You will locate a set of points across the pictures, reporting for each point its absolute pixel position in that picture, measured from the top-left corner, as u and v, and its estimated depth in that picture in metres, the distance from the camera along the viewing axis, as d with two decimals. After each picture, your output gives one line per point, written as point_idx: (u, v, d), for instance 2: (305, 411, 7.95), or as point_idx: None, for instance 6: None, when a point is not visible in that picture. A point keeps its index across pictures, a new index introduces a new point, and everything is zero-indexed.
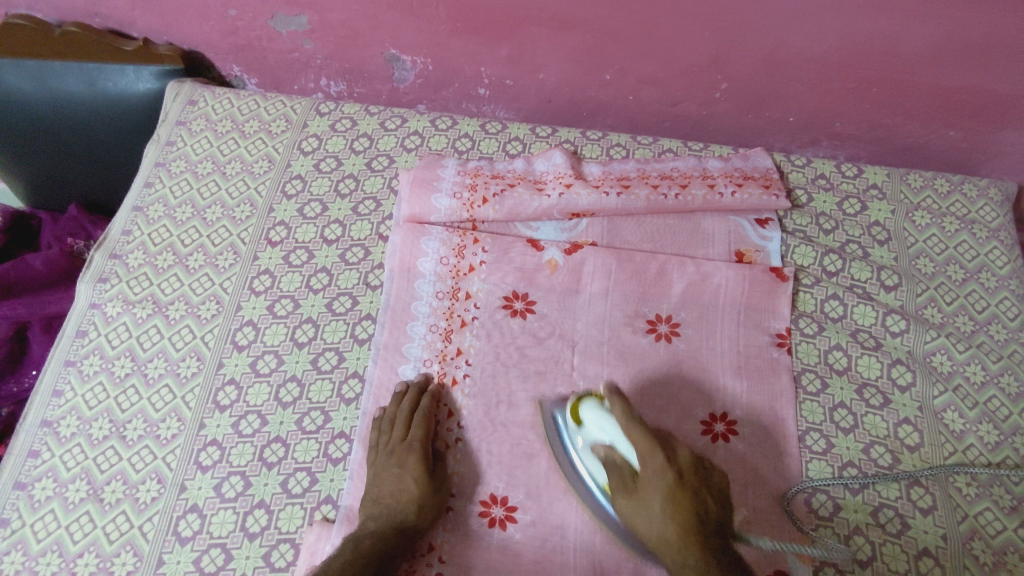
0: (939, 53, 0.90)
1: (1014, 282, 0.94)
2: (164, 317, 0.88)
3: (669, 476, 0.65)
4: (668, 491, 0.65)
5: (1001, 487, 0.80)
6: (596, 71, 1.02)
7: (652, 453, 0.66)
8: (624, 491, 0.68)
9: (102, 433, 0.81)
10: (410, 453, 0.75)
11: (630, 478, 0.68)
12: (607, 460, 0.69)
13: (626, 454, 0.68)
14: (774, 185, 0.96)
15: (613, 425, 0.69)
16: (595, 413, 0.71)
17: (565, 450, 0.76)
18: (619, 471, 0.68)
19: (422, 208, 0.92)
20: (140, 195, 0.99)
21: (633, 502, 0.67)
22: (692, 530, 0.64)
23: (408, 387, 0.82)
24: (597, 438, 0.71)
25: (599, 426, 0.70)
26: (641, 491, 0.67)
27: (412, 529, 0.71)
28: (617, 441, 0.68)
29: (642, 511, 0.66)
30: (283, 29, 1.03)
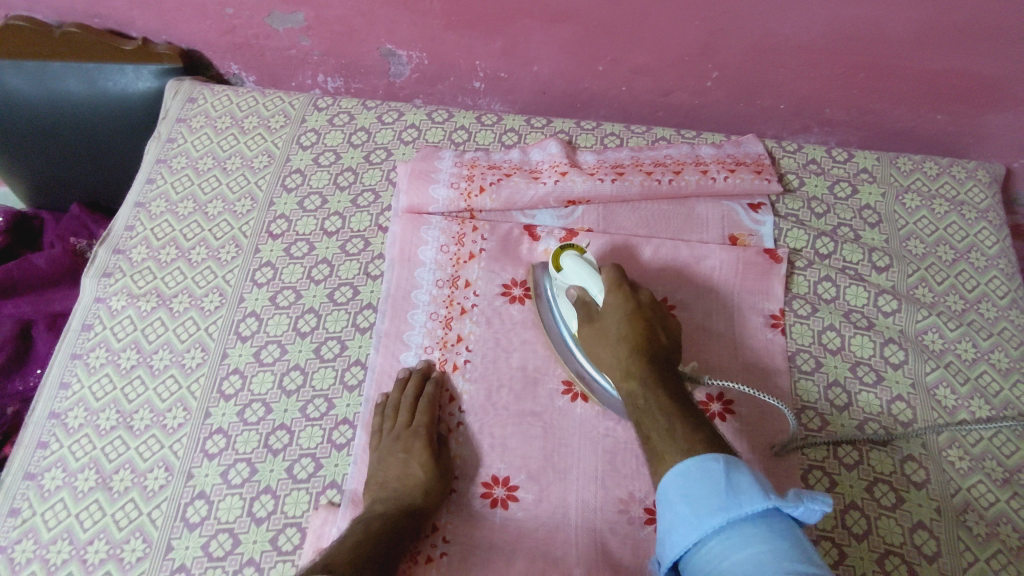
0: (925, 37, 0.92)
1: (1003, 262, 0.95)
2: (168, 309, 0.90)
3: (628, 308, 0.75)
4: (626, 319, 0.74)
5: (993, 460, 0.81)
6: (589, 63, 1.04)
7: (616, 289, 0.77)
8: (588, 322, 0.78)
9: (110, 424, 0.82)
10: (416, 439, 0.77)
11: (595, 312, 0.78)
12: (578, 299, 0.79)
13: (595, 294, 0.78)
14: (765, 171, 0.98)
15: (586, 269, 0.79)
16: (572, 261, 0.80)
17: (548, 307, 0.85)
18: (586, 307, 0.79)
19: (420, 198, 0.93)
20: (142, 192, 1.01)
21: (595, 329, 0.77)
22: (641, 350, 0.71)
23: (411, 372, 0.83)
24: (571, 281, 0.81)
25: (575, 271, 0.80)
26: (602, 321, 0.76)
27: (420, 512, 0.73)
28: (588, 284, 0.79)
29: (602, 335, 0.76)
30: (279, 26, 1.05)
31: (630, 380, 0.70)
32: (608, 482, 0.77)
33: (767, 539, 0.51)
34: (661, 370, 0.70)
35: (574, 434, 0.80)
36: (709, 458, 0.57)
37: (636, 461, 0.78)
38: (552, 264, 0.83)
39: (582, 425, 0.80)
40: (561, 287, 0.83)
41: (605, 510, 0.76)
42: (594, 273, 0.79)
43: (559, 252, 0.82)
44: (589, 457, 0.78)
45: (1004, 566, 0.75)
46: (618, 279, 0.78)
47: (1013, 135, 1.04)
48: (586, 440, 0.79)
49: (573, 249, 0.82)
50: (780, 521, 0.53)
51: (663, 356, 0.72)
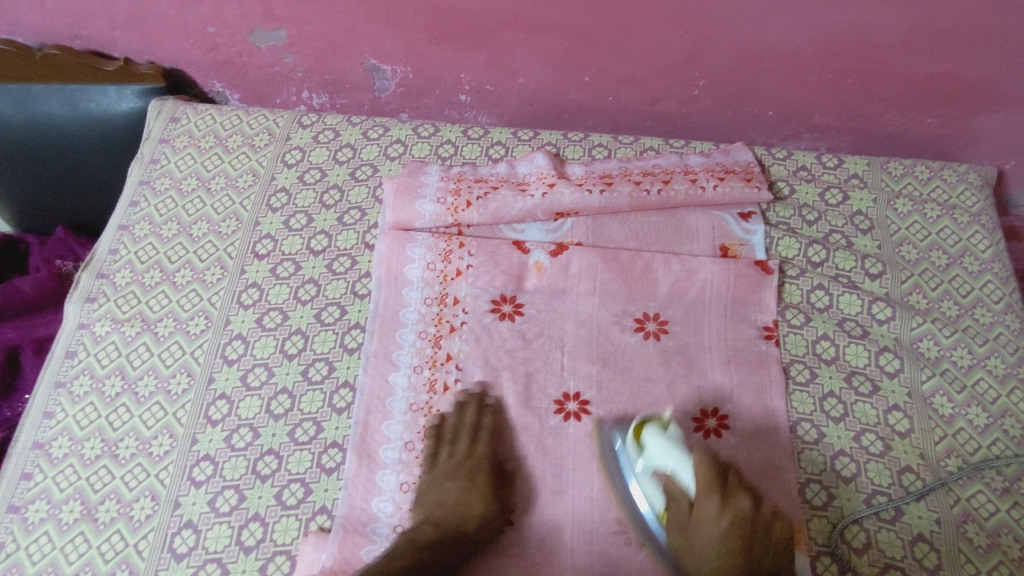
0: (913, 40, 0.91)
1: (997, 265, 0.95)
2: (153, 334, 0.89)
3: (725, 522, 0.66)
4: (723, 533, 0.66)
5: (992, 469, 0.80)
6: (575, 74, 1.03)
7: (709, 492, 0.68)
8: (680, 527, 0.70)
9: (95, 453, 0.81)
10: (479, 470, 0.76)
11: (687, 510, 0.70)
12: (668, 489, 0.71)
13: (687, 484, 0.70)
14: (755, 178, 0.97)
15: (675, 453, 0.72)
16: (660, 440, 0.73)
17: (619, 477, 0.77)
18: (677, 502, 0.71)
19: (407, 214, 0.92)
20: (125, 214, 0.99)
21: (688, 535, 0.69)
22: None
23: (467, 397, 0.82)
24: (658, 464, 0.73)
25: (662, 452, 0.72)
26: (695, 530, 0.68)
27: (472, 539, 0.72)
28: (679, 470, 0.71)
29: (693, 548, 0.68)
30: (262, 43, 1.04)
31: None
32: (603, 502, 0.76)
33: None
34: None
35: (567, 452, 0.79)
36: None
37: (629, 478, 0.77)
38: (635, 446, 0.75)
39: (575, 444, 0.79)
40: (642, 469, 0.75)
41: (601, 530, 0.75)
42: (685, 459, 0.71)
43: (642, 430, 0.75)
44: (584, 477, 0.77)
45: None
46: (714, 478, 0.68)
47: (1004, 137, 1.04)
48: (580, 459, 0.78)
49: (656, 424, 0.75)
50: None
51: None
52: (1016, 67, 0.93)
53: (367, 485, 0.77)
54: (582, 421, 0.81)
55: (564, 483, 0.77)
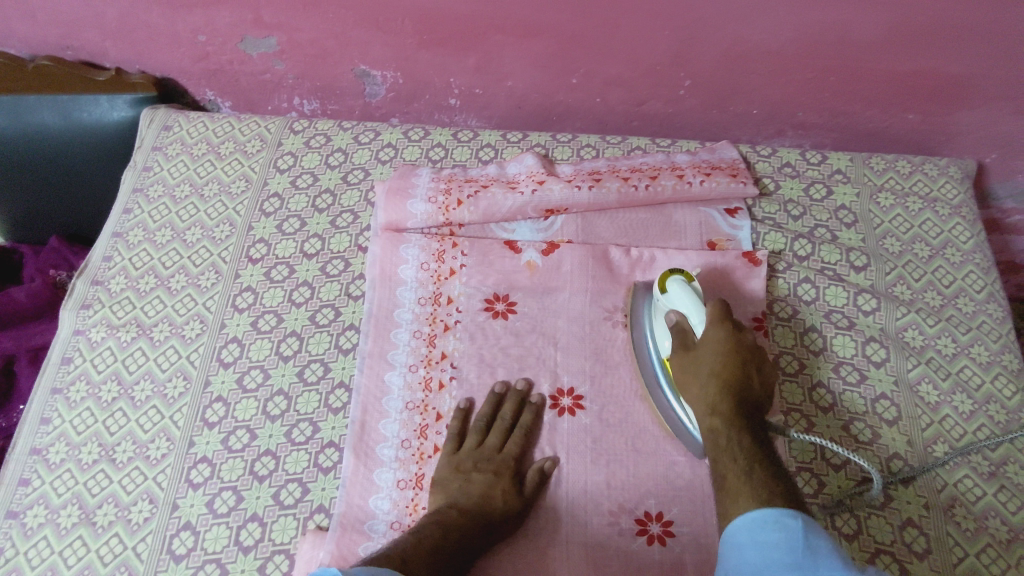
0: (890, 38, 0.94)
1: (978, 256, 0.97)
2: (149, 339, 0.89)
3: (727, 346, 0.74)
4: (722, 357, 0.73)
5: (978, 454, 0.82)
6: (562, 76, 1.05)
7: (720, 322, 0.75)
8: (682, 352, 0.77)
9: (92, 458, 0.82)
10: (507, 466, 0.77)
11: (692, 341, 0.77)
12: (678, 325, 0.78)
13: (695, 324, 0.77)
14: (740, 175, 0.98)
15: (692, 299, 0.78)
16: (680, 286, 0.79)
17: (641, 326, 0.85)
18: (683, 336, 0.78)
19: (399, 216, 0.94)
20: (119, 222, 1.00)
21: (687, 360, 0.76)
22: (734, 392, 0.71)
23: (507, 391, 0.83)
24: (675, 306, 0.80)
25: (681, 295, 0.79)
26: (697, 352, 0.75)
27: (492, 529, 0.72)
28: (691, 312, 0.77)
29: (692, 366, 0.75)
30: (253, 51, 1.06)
31: (713, 423, 0.70)
32: (598, 495, 0.77)
33: None
34: (746, 419, 0.70)
35: (561, 447, 0.80)
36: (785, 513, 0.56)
37: (622, 471, 0.78)
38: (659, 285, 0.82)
39: (570, 439, 0.80)
40: (661, 309, 0.82)
41: (595, 522, 0.76)
42: (699, 302, 0.78)
43: (666, 275, 0.82)
44: (579, 470, 0.79)
45: (993, 561, 0.75)
46: (725, 312, 0.76)
47: (983, 131, 1.06)
48: (575, 454, 0.80)
49: (682, 274, 0.82)
50: None
51: (752, 406, 0.72)
52: (991, 63, 0.95)
53: (364, 484, 0.78)
54: (576, 416, 0.82)
55: (559, 477, 0.78)
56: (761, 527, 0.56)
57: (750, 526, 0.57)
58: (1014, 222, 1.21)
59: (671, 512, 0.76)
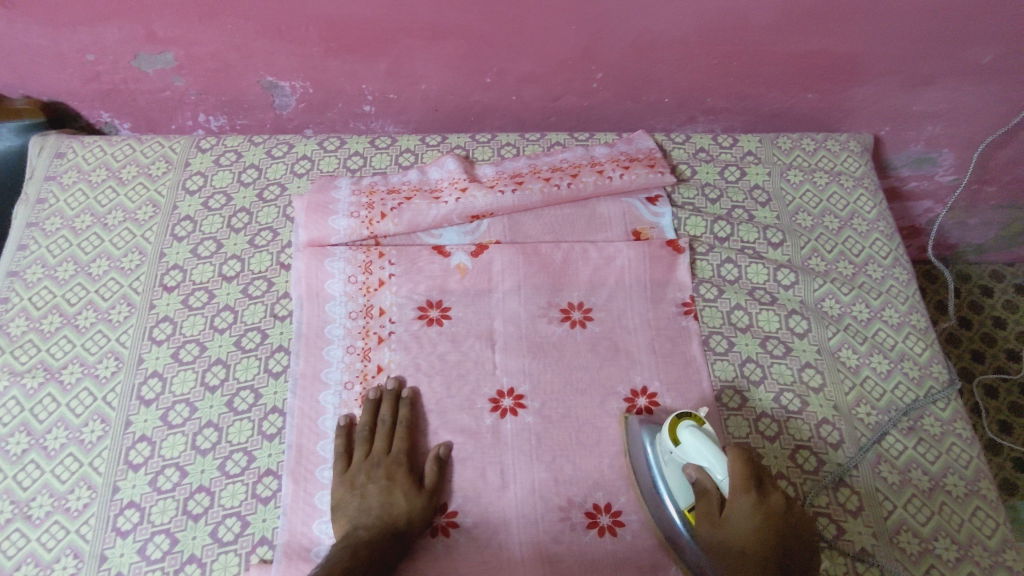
0: (787, 22, 0.98)
1: (882, 224, 1.02)
2: (59, 383, 0.83)
3: (759, 516, 0.65)
4: (755, 530, 0.65)
5: (898, 411, 0.86)
6: (476, 76, 1.04)
7: (744, 490, 0.66)
8: (709, 522, 0.68)
9: (4, 517, 0.75)
10: (398, 467, 0.77)
11: (718, 509, 0.68)
12: (699, 483, 0.69)
13: (720, 481, 0.68)
14: (658, 164, 1.00)
15: (709, 449, 0.68)
16: (694, 433, 0.70)
17: (647, 469, 0.75)
18: (706, 497, 0.69)
19: (321, 231, 0.91)
20: (14, 259, 0.93)
21: (719, 534, 0.67)
22: (776, 573, 0.64)
23: (383, 393, 0.82)
24: (691, 461, 0.70)
25: (694, 447, 0.69)
26: (727, 525, 0.67)
27: (403, 534, 0.72)
28: (713, 467, 0.68)
29: (722, 545, 0.66)
30: (148, 67, 1.00)
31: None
32: (547, 492, 0.77)
33: None
34: None
35: (506, 448, 0.80)
36: None
37: (568, 466, 0.79)
38: (669, 435, 0.73)
39: (515, 440, 0.80)
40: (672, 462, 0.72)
41: (546, 520, 0.76)
42: (718, 454, 0.68)
43: (677, 422, 0.72)
44: (526, 469, 0.78)
45: (919, 509, 0.80)
46: (750, 476, 0.66)
47: (877, 106, 1.12)
48: (521, 454, 0.79)
49: (691, 419, 0.73)
50: None
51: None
52: (879, 40, 1.01)
53: (307, 509, 0.76)
54: (518, 417, 0.82)
55: (506, 480, 0.78)
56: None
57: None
58: (911, 189, 1.29)
59: (619, 502, 0.77)
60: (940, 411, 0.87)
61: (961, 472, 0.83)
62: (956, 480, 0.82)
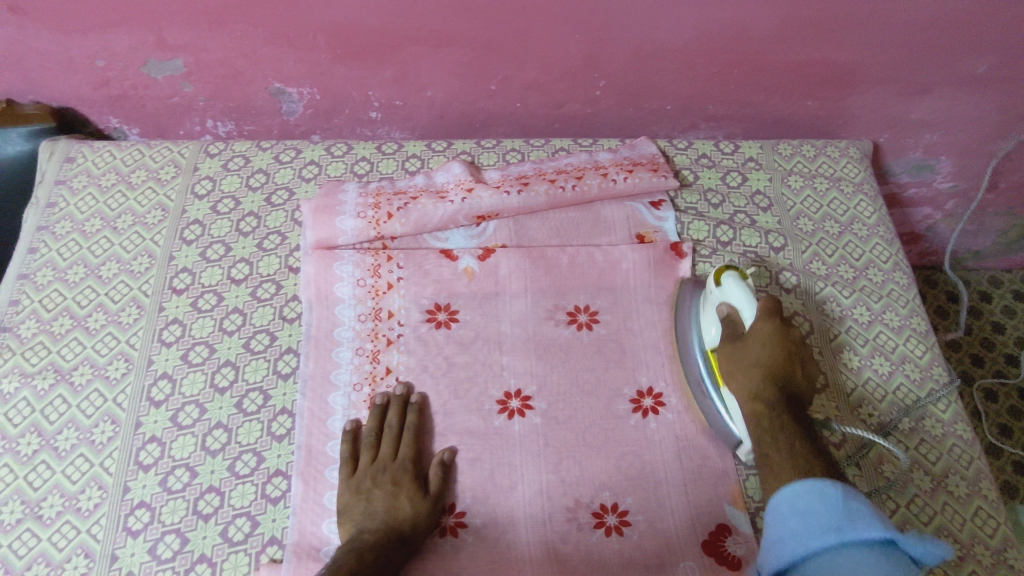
0: (786, 31, 1.00)
1: (882, 229, 1.04)
2: (69, 385, 0.84)
3: (776, 339, 0.77)
4: (768, 349, 0.77)
5: (900, 412, 0.88)
6: (481, 83, 1.06)
7: (768, 316, 0.78)
8: (730, 342, 0.80)
9: (15, 517, 0.76)
10: (404, 472, 0.77)
11: (740, 335, 0.80)
12: (725, 316, 0.82)
13: (745, 316, 0.80)
14: (661, 168, 1.02)
15: (744, 290, 0.81)
16: (733, 282, 0.83)
17: (689, 317, 0.89)
18: (732, 328, 0.81)
19: (328, 233, 0.92)
20: (24, 263, 0.94)
21: (738, 350, 0.79)
22: (778, 383, 0.76)
23: (390, 398, 0.82)
24: (727, 298, 0.82)
25: (732, 288, 0.82)
26: (747, 343, 0.79)
27: (408, 539, 0.72)
28: (741, 306, 0.81)
29: (739, 355, 0.79)
30: (158, 74, 1.02)
31: (757, 407, 0.75)
32: (555, 492, 0.78)
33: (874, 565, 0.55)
34: (792, 410, 0.75)
35: (514, 448, 0.80)
36: (825, 484, 0.62)
37: (575, 466, 0.80)
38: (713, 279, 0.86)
39: (522, 441, 0.81)
40: (711, 301, 0.85)
41: (554, 519, 0.76)
42: (749, 294, 0.81)
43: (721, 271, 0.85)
44: (533, 470, 0.79)
45: (922, 508, 0.81)
46: (775, 309, 0.79)
47: (875, 113, 1.14)
48: (529, 455, 0.80)
49: (734, 270, 0.85)
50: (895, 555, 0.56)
51: (795, 400, 0.76)
52: (876, 49, 1.03)
53: (316, 510, 0.76)
54: (525, 417, 0.83)
55: (514, 480, 0.79)
56: (801, 496, 0.62)
57: (789, 497, 0.63)
58: (910, 195, 1.31)
59: (626, 502, 0.78)
60: (941, 413, 0.88)
61: (962, 472, 0.84)
62: (957, 480, 0.83)
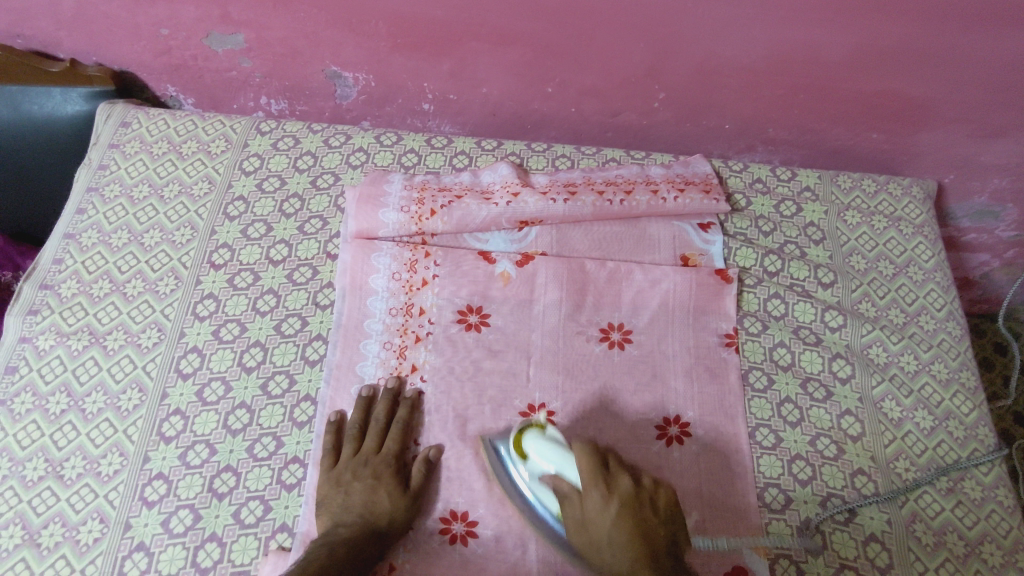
0: (860, 60, 0.95)
1: (938, 275, 0.99)
2: (102, 348, 0.85)
3: (613, 507, 0.66)
4: (613, 520, 0.65)
5: (938, 470, 0.84)
6: (538, 85, 1.04)
7: (593, 484, 0.68)
8: (577, 525, 0.68)
9: (38, 474, 0.77)
10: (386, 467, 0.76)
11: (578, 509, 0.68)
12: (558, 487, 0.70)
13: (573, 479, 0.69)
14: (713, 190, 0.99)
15: (556, 451, 0.71)
16: (538, 442, 0.72)
17: (515, 489, 0.75)
18: (568, 500, 0.69)
19: (370, 223, 0.91)
20: (72, 222, 0.95)
21: (586, 532, 0.67)
22: (646, 558, 0.63)
23: (376, 393, 0.82)
24: (543, 468, 0.72)
25: (544, 454, 0.71)
26: (590, 522, 0.67)
27: (385, 535, 0.71)
28: (564, 468, 0.70)
29: (593, 545, 0.67)
30: (219, 47, 1.02)
31: None
32: None
33: None
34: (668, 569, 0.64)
35: None
36: None
37: None
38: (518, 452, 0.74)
39: None
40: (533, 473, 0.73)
41: None
42: (567, 455, 0.70)
43: (522, 437, 0.74)
44: None
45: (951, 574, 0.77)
46: (595, 468, 0.68)
47: (944, 152, 1.09)
48: None
49: (534, 428, 0.75)
50: None
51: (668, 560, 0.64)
52: (952, 87, 0.98)
53: None
54: None
55: None
56: None
57: None
58: (969, 241, 1.25)
59: None
60: (983, 476, 0.84)
61: (999, 540, 0.80)
62: (992, 548, 0.79)
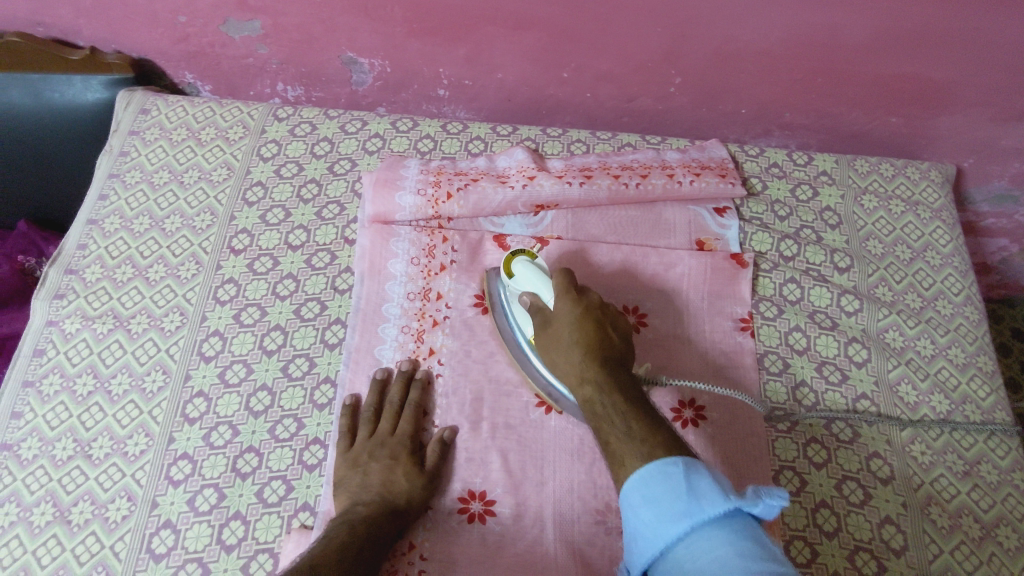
0: (880, 42, 0.94)
1: (956, 260, 0.99)
2: (126, 331, 0.87)
3: (577, 313, 0.74)
4: (574, 328, 0.73)
5: (954, 454, 0.84)
6: (553, 70, 1.04)
7: (565, 294, 0.76)
8: (542, 330, 0.76)
9: (66, 453, 0.79)
10: (402, 447, 0.77)
11: (547, 318, 0.77)
12: (533, 305, 0.78)
13: (548, 300, 0.77)
14: (729, 174, 0.99)
15: (536, 274, 0.79)
16: (524, 265, 0.80)
17: (502, 313, 0.84)
18: (540, 313, 0.78)
19: (387, 207, 0.92)
20: (94, 208, 0.97)
21: (548, 335, 0.75)
22: (596, 355, 0.70)
23: (390, 375, 0.83)
24: (524, 288, 0.80)
25: (526, 277, 0.79)
26: (554, 329, 0.75)
27: (402, 514, 0.72)
28: (541, 289, 0.78)
29: (554, 344, 0.74)
30: (235, 34, 1.03)
31: (583, 387, 0.69)
32: (587, 493, 0.77)
33: (734, 545, 0.49)
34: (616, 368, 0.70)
35: (550, 446, 0.79)
36: (669, 461, 0.55)
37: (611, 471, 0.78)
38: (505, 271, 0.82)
39: (557, 437, 0.80)
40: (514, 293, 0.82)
41: (582, 521, 0.75)
42: (547, 279, 0.78)
43: (511, 258, 0.82)
44: (565, 467, 0.78)
45: (966, 557, 0.77)
46: (569, 284, 0.77)
47: (963, 136, 1.08)
48: (562, 451, 0.79)
49: (524, 253, 0.83)
50: (741, 522, 0.51)
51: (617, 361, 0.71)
52: (974, 69, 0.97)
53: None
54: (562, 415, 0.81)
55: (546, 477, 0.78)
56: (648, 483, 0.55)
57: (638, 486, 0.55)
58: (988, 226, 1.24)
59: None
60: (999, 460, 0.84)
61: (1015, 524, 0.80)
62: (1008, 532, 0.79)
